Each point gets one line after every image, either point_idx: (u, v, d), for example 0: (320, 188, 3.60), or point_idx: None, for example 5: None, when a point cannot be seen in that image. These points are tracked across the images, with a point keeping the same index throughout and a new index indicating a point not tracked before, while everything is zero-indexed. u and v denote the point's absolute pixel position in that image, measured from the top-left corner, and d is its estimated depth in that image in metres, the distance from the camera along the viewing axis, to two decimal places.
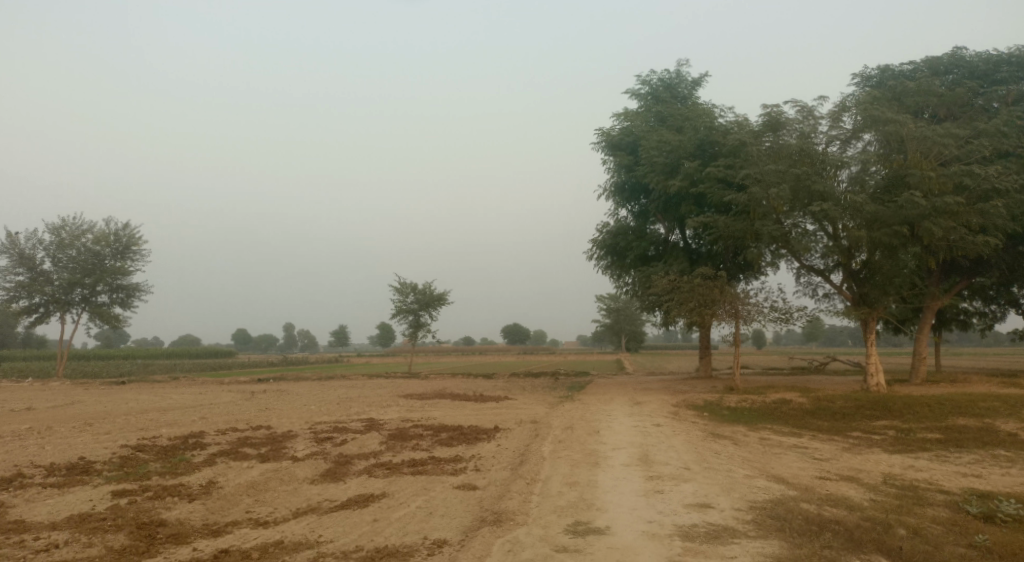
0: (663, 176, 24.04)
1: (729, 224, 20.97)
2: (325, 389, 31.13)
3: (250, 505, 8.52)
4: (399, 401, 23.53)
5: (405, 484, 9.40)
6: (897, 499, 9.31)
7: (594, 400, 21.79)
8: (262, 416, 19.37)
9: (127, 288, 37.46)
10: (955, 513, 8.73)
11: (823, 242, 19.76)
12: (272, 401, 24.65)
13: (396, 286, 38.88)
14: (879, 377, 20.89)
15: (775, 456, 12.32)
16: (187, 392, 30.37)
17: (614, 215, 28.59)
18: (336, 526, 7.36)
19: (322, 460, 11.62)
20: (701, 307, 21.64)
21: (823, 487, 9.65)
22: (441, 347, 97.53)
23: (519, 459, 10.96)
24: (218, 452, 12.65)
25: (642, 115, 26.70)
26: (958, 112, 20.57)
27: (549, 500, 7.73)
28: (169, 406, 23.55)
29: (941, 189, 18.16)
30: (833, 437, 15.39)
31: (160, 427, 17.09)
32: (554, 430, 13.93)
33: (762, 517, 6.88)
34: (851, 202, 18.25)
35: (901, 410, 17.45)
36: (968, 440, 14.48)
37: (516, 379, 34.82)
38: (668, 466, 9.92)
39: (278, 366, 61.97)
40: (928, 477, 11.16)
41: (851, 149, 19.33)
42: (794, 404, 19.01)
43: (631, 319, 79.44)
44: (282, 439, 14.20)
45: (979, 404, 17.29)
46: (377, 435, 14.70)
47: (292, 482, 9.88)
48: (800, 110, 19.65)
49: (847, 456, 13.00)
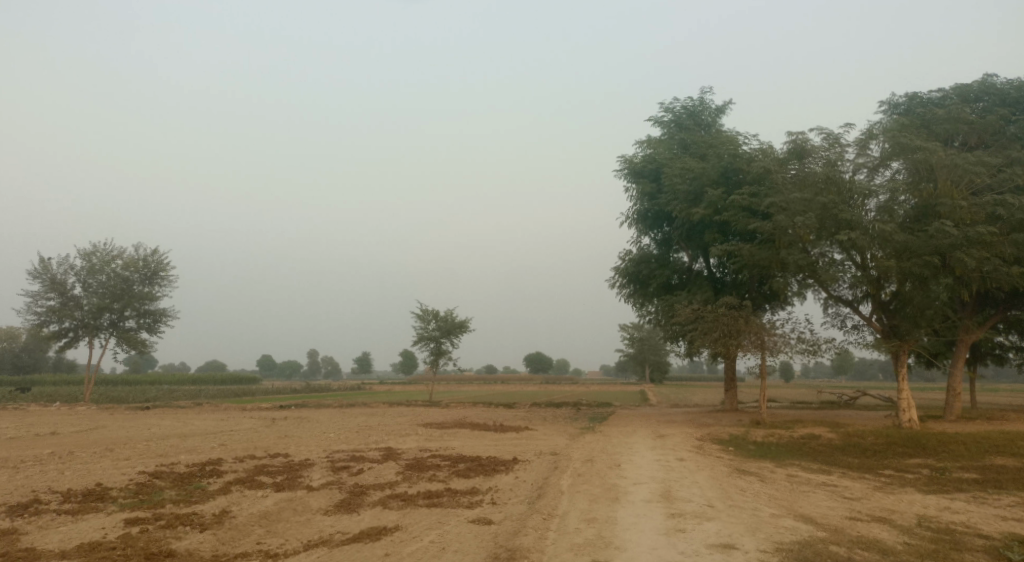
0: (686, 204, 23.87)
1: (754, 253, 20.65)
2: (345, 417, 31.09)
3: (262, 536, 8.39)
4: (419, 430, 23.35)
5: (419, 517, 9.20)
6: (933, 543, 8.85)
7: (615, 432, 21.38)
8: (280, 443, 19.33)
9: (154, 313, 38.08)
10: (996, 559, 8.25)
11: (851, 272, 19.33)
12: (291, 428, 24.64)
13: (418, 314, 38.97)
14: (912, 412, 20.18)
15: (802, 494, 11.86)
16: (209, 418, 30.53)
17: (637, 243, 28.39)
18: (347, 560, 7.19)
19: (337, 490, 11.46)
20: (726, 337, 21.23)
21: (854, 528, 9.22)
22: (463, 375, 97.21)
23: (536, 492, 10.69)
24: (234, 480, 12.58)
25: (665, 143, 26.64)
26: (990, 139, 20.13)
27: (565, 537, 7.48)
28: (190, 432, 23.69)
29: (973, 218, 17.71)
30: (865, 475, 14.81)
31: (180, 453, 17.12)
32: (573, 463, 13.62)
33: (788, 560, 6.55)
34: (879, 231, 17.86)
35: (936, 448, 16.78)
36: (1008, 480, 13.82)
37: (537, 409, 34.45)
38: (690, 503, 9.58)
39: (300, 392, 62.32)
40: (966, 519, 10.62)
41: (879, 177, 18.98)
42: (823, 439, 18.42)
43: (654, 349, 78.55)
44: (298, 467, 14.10)
45: (1018, 442, 16.56)
46: (393, 464, 14.53)
47: (306, 513, 9.74)
48: (826, 138, 19.41)
49: (879, 495, 12.47)
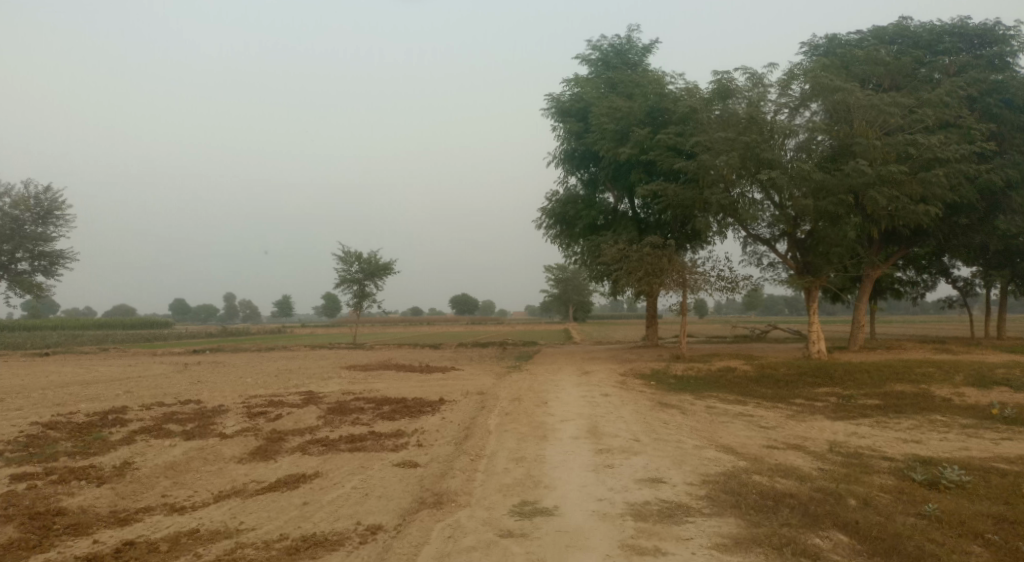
0: (613, 143, 23.60)
1: (679, 193, 20.78)
2: (264, 360, 29.93)
3: (167, 488, 7.74)
4: (342, 372, 22.73)
5: (341, 463, 8.77)
6: (845, 467, 9.29)
7: (542, 369, 21.53)
8: (193, 389, 18.28)
9: (51, 256, 34.93)
10: (901, 481, 8.74)
11: (770, 211, 19.78)
12: (206, 374, 23.40)
13: (340, 254, 37.59)
14: (821, 344, 21.32)
15: (722, 425, 12.24)
16: (115, 365, 28.68)
17: (563, 184, 28.12)
18: (261, 511, 6.69)
19: (253, 437, 10.81)
20: (650, 276, 21.48)
21: (772, 457, 9.55)
22: (388, 317, 96.21)
23: (464, 433, 10.45)
24: (139, 429, 11.68)
25: (592, 81, 26.11)
26: (903, 82, 20.75)
27: (494, 477, 7.26)
28: (93, 379, 22.07)
29: (886, 158, 18.35)
30: (778, 404, 15.53)
31: (80, 401, 15.82)
32: (501, 401, 13.49)
33: (716, 492, 6.60)
34: (799, 171, 18.25)
35: (842, 377, 17.81)
36: (905, 405, 14.84)
37: (464, 349, 34.34)
38: (617, 438, 9.61)
39: (217, 337, 59.61)
40: (872, 444, 11.27)
41: (799, 118, 19.28)
42: (739, 372, 19.19)
43: (578, 289, 80.16)
44: (212, 414, 13.29)
45: (914, 370, 17.81)
46: (315, 408, 13.95)
47: (217, 462, 9.10)
48: (750, 78, 19.46)
49: (792, 423, 13.07)
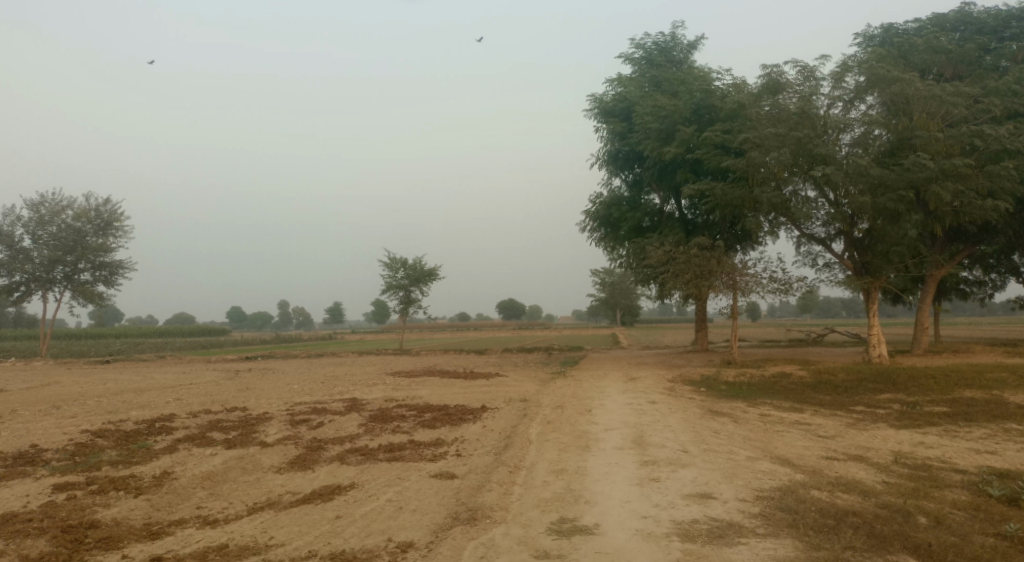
0: (657, 142, 23.00)
1: (727, 192, 20.04)
2: (311, 367, 30.34)
3: (203, 500, 7.70)
4: (386, 379, 22.77)
5: (377, 473, 8.59)
6: (912, 481, 8.57)
7: (586, 376, 21.07)
8: (240, 396, 18.57)
9: (110, 266, 36.36)
10: (975, 496, 8.01)
11: (824, 209, 18.85)
12: (254, 381, 23.81)
13: (386, 262, 37.91)
14: (882, 348, 20.19)
15: (776, 435, 11.58)
16: (170, 372, 29.54)
17: (607, 185, 27.62)
18: (292, 525, 6.53)
19: (292, 446, 10.78)
20: (697, 278, 20.79)
21: (832, 469, 8.90)
22: (435, 324, 97.03)
23: (503, 442, 10.15)
24: (183, 437, 11.80)
25: (636, 81, 25.54)
26: (966, 71, 19.52)
27: (532, 492, 6.93)
28: (147, 387, 22.71)
29: (949, 151, 17.26)
30: (836, 412, 14.69)
31: (131, 409, 16.20)
32: (543, 410, 13.11)
33: (770, 510, 6.11)
34: (855, 166, 17.35)
35: (906, 383, 16.76)
36: (977, 413, 13.80)
37: (507, 355, 34.02)
38: (664, 449, 9.13)
39: (269, 344, 61.17)
40: (941, 454, 10.44)
41: (854, 112, 18.35)
42: (794, 378, 18.32)
43: (625, 293, 79.03)
44: (255, 422, 13.37)
45: (986, 374, 16.62)
46: (356, 416, 13.89)
47: (255, 472, 9.05)
48: (801, 71, 18.63)
49: (852, 432, 12.27)
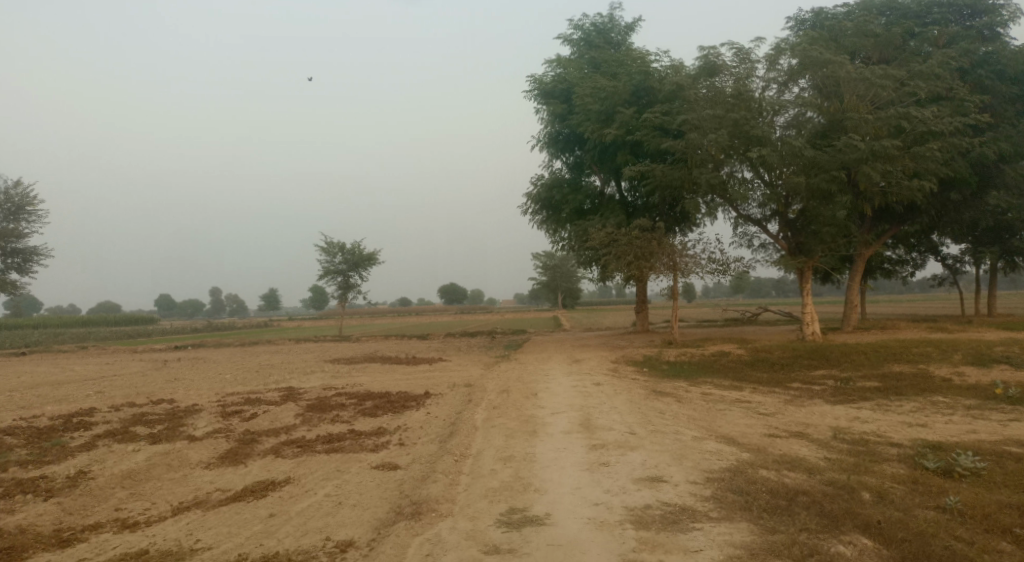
0: (598, 124, 22.90)
1: (667, 173, 20.15)
2: (246, 356, 29.13)
3: (121, 501, 7.05)
4: (325, 366, 22.07)
5: (316, 466, 8.12)
6: (852, 456, 8.78)
7: (531, 359, 21.00)
8: (167, 388, 17.55)
9: (25, 252, 33.85)
10: (912, 469, 8.25)
11: (760, 190, 19.21)
12: (183, 371, 22.64)
13: (324, 245, 36.74)
14: (814, 325, 20.89)
15: (719, 413, 11.71)
16: (91, 363, 27.79)
17: (548, 167, 27.45)
18: (221, 526, 6.02)
19: (223, 439, 10.12)
20: (639, 260, 20.90)
21: (775, 447, 9.01)
22: (375, 309, 95.41)
23: (448, 429, 9.82)
24: (103, 432, 10.94)
25: (575, 62, 25.36)
26: (891, 55, 20.15)
27: (479, 481, 6.65)
28: (66, 379, 21.23)
29: (878, 133, 17.82)
30: (774, 389, 15.08)
31: (45, 404, 15.02)
32: (488, 394, 12.85)
33: (722, 492, 6.04)
34: (789, 147, 17.70)
35: (838, 359, 17.38)
36: (905, 387, 14.41)
37: (451, 339, 33.68)
38: (611, 431, 9.01)
39: (202, 332, 58.76)
40: (875, 429, 10.78)
41: (788, 94, 18.70)
42: (733, 356, 18.74)
43: (566, 276, 79.86)
44: (183, 414, 12.57)
45: (912, 350, 17.42)
46: (293, 405, 13.27)
47: (182, 468, 8.40)
48: (737, 53, 18.84)
49: (790, 409, 12.57)
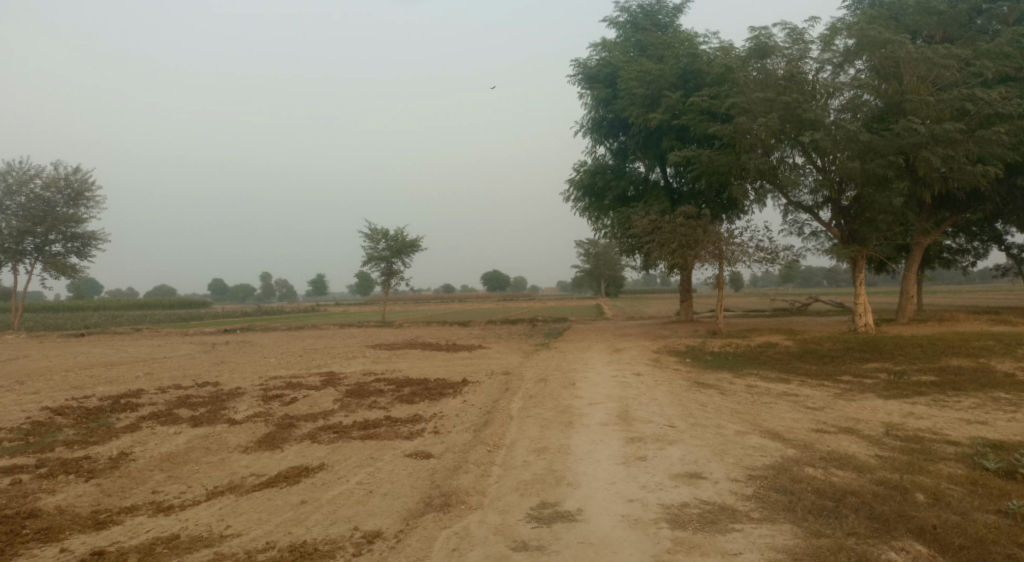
0: (643, 109, 22.33)
1: (714, 158, 19.51)
2: (291, 340, 29.74)
3: (160, 483, 7.18)
4: (366, 351, 22.33)
5: (350, 453, 8.12)
6: (906, 454, 8.30)
7: (570, 347, 20.78)
8: (213, 371, 17.99)
9: (84, 237, 35.22)
10: (971, 469, 7.73)
11: (812, 176, 18.40)
12: (230, 354, 23.25)
13: (367, 232, 37.13)
14: (868, 317, 20.01)
15: (764, 407, 11.28)
16: (145, 345, 28.85)
17: (592, 153, 26.99)
18: (253, 512, 6.05)
19: (262, 423, 10.27)
20: (684, 248, 20.37)
21: (822, 443, 8.59)
22: (419, 296, 96.52)
23: (483, 418, 9.72)
24: (148, 414, 11.24)
25: (621, 46, 24.75)
26: (957, 33, 18.96)
27: (511, 473, 6.50)
28: (120, 360, 22.02)
29: (940, 116, 16.83)
30: (823, 382, 14.50)
31: (98, 384, 15.58)
32: (525, 383, 12.70)
33: (764, 491, 5.74)
34: (844, 131, 16.86)
35: (892, 351, 16.60)
36: (965, 382, 13.65)
37: (491, 326, 33.76)
38: (650, 424, 8.74)
39: (252, 316, 60.41)
40: (931, 425, 10.20)
41: (844, 76, 17.82)
42: (780, 347, 18.14)
43: (609, 264, 79.08)
44: (226, 397, 12.83)
45: (972, 342, 16.51)
46: (332, 391, 13.40)
47: (220, 452, 8.54)
48: (790, 34, 18.03)
49: (840, 403, 12.04)
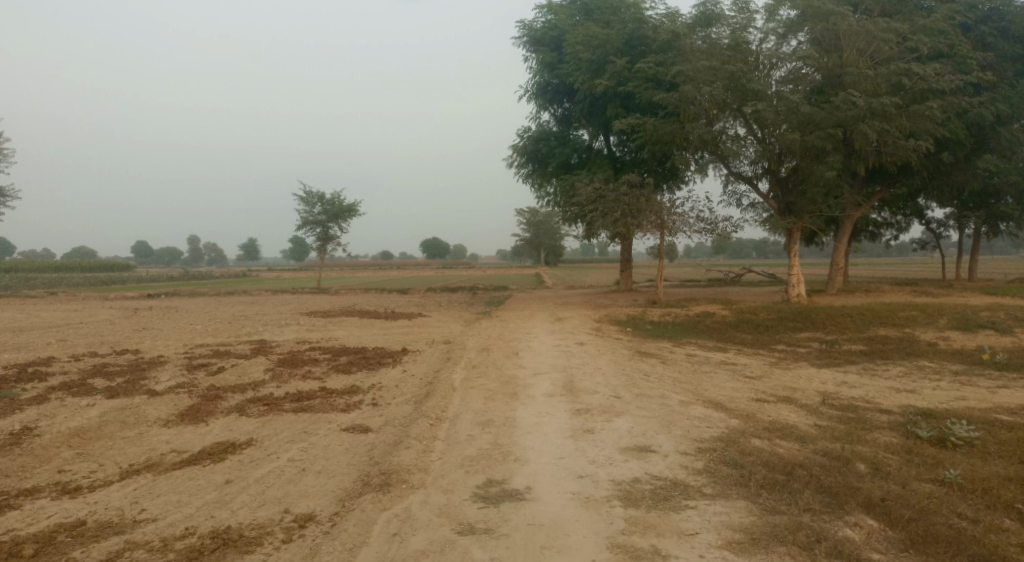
0: (589, 74, 21.98)
1: (658, 127, 19.45)
2: (221, 305, 28.36)
3: (65, 462, 6.48)
4: (302, 318, 21.47)
5: (281, 427, 7.61)
6: (843, 423, 8.46)
7: (513, 316, 20.58)
8: (134, 338, 16.83)
9: None
10: (904, 438, 7.94)
11: (753, 147, 18.57)
12: (153, 320, 21.89)
13: (303, 195, 35.63)
14: (800, 288, 20.60)
15: (705, 376, 11.36)
16: (58, 310, 26.87)
17: (536, 119, 26.54)
18: (172, 493, 5.49)
19: (186, 394, 9.55)
20: (626, 217, 20.34)
21: (764, 413, 8.66)
22: (356, 262, 94.47)
23: (425, 389, 9.34)
24: (57, 385, 10.29)
25: (567, 8, 24.21)
26: (895, 9, 19.28)
27: (455, 448, 6.18)
28: (29, 326, 20.38)
29: (877, 90, 17.18)
30: (759, 351, 14.81)
31: (2, 352, 14.27)
32: (468, 352, 12.37)
33: (715, 464, 5.63)
34: (786, 103, 17.02)
35: (824, 321, 17.14)
36: (891, 351, 14.22)
37: (432, 294, 33.18)
38: (596, 395, 8.58)
39: (178, 280, 57.37)
40: (864, 394, 10.50)
41: (786, 47, 17.93)
42: (718, 316, 18.45)
43: (550, 232, 79.45)
44: (147, 367, 11.94)
45: (898, 313, 17.22)
46: (264, 360, 12.69)
47: (138, 426, 7.85)
48: (736, 2, 17.98)
49: (777, 372, 12.28)
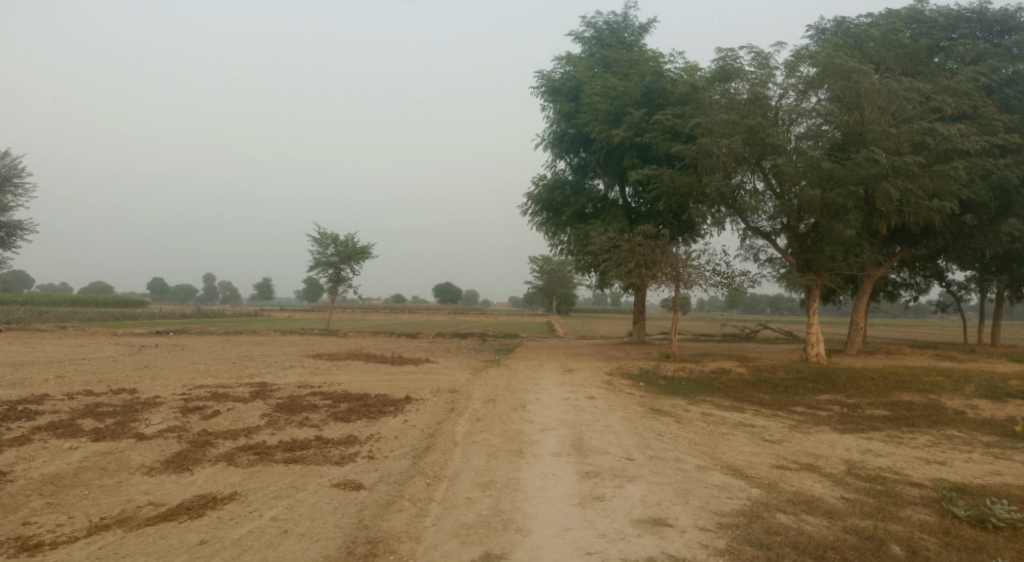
0: (606, 125, 21.99)
1: (675, 178, 19.27)
2: (227, 345, 27.99)
3: (33, 513, 6.02)
4: (306, 361, 21.06)
5: (270, 480, 7.13)
6: (872, 497, 7.83)
7: (522, 365, 20.03)
8: (133, 376, 16.44)
9: (8, 225, 32.55)
10: (940, 517, 7.31)
11: (771, 201, 18.27)
12: (156, 358, 21.51)
13: (315, 237, 35.69)
14: (819, 347, 19.95)
15: (723, 438, 10.73)
16: (64, 344, 26.63)
17: (551, 168, 26.55)
18: (139, 554, 5.01)
19: (175, 440, 9.09)
20: (641, 268, 19.97)
21: (787, 483, 8.05)
22: (368, 305, 94.50)
23: (425, 443, 8.83)
24: (45, 424, 9.89)
25: (586, 60, 24.45)
26: (917, 69, 19.24)
27: (452, 513, 5.67)
28: (30, 360, 20.05)
29: (899, 148, 16.91)
30: (778, 413, 14.14)
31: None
32: (472, 404, 11.85)
33: (738, 545, 5.08)
34: (806, 158, 16.78)
35: (845, 383, 16.45)
36: (918, 418, 13.50)
37: (441, 339, 32.73)
38: (606, 456, 8.05)
39: (189, 318, 57.42)
40: (892, 464, 9.84)
41: (806, 103, 17.80)
42: (733, 374, 17.79)
43: (562, 281, 79.04)
44: (141, 407, 11.53)
45: (922, 378, 16.49)
46: (261, 404, 12.23)
47: (118, 474, 7.40)
48: (756, 58, 17.98)
49: (797, 436, 11.62)
